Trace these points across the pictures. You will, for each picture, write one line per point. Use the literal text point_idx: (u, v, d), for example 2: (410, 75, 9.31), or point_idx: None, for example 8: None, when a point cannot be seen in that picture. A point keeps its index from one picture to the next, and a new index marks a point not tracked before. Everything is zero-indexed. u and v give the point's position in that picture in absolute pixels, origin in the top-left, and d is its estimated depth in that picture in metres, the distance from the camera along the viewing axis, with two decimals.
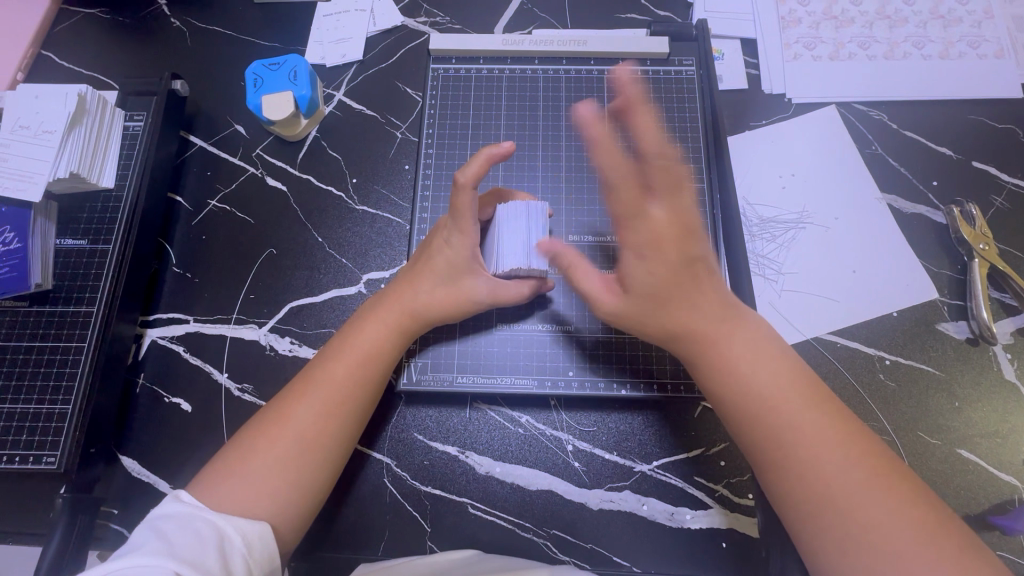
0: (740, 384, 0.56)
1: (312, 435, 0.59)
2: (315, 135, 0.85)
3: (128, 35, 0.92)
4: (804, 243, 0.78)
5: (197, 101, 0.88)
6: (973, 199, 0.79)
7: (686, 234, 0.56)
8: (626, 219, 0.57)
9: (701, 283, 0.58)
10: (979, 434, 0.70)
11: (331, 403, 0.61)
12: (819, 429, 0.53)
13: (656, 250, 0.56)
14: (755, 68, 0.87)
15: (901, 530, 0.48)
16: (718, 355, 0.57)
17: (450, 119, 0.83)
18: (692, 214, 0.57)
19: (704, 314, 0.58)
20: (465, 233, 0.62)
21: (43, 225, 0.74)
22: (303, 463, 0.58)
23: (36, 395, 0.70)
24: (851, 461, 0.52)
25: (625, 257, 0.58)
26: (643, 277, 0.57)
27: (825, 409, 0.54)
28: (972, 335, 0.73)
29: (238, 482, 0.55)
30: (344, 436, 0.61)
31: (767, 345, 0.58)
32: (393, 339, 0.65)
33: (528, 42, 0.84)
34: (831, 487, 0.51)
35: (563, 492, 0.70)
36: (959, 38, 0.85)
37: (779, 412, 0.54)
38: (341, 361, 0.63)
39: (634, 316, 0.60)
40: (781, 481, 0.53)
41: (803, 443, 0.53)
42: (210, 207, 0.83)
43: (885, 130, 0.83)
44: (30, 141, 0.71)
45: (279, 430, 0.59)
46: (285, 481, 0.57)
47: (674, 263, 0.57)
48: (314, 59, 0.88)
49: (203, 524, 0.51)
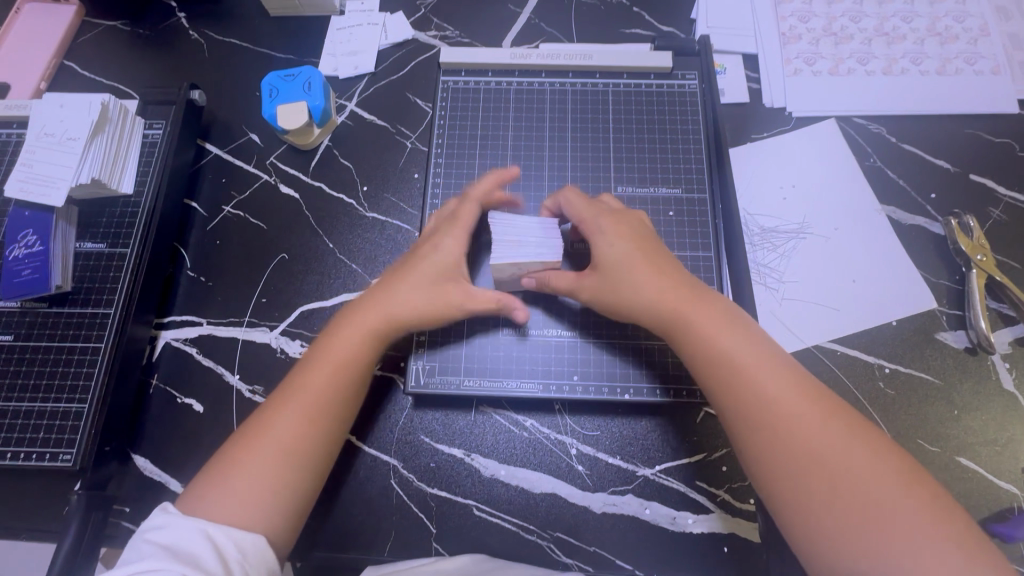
0: (719, 363, 0.58)
1: (293, 442, 0.60)
2: (327, 144, 0.88)
3: (148, 47, 0.95)
4: (805, 252, 0.80)
5: (213, 110, 0.91)
6: (971, 211, 0.80)
7: (637, 236, 0.66)
8: (591, 216, 0.67)
9: (666, 274, 0.63)
10: (978, 443, 0.71)
11: (312, 408, 0.62)
12: (797, 399, 0.55)
13: (616, 235, 0.65)
14: (756, 83, 0.89)
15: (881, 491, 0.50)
16: (699, 331, 0.59)
17: (459, 129, 0.85)
18: (643, 229, 0.68)
19: (677, 295, 0.61)
20: (453, 234, 0.69)
21: (64, 229, 0.76)
22: (282, 467, 0.59)
23: (53, 393, 0.71)
24: (829, 429, 0.53)
25: (593, 238, 0.66)
26: (611, 253, 0.64)
27: (803, 382, 0.56)
28: (971, 344, 0.74)
29: (230, 486, 0.57)
30: (329, 440, 0.62)
31: (741, 323, 0.60)
32: (370, 347, 0.66)
33: (535, 56, 0.86)
34: (809, 454, 0.52)
35: (567, 495, 0.71)
36: (956, 55, 0.87)
37: (759, 384, 0.56)
38: (318, 369, 0.64)
39: (615, 288, 0.64)
40: (760, 451, 0.54)
41: (785, 414, 0.54)
42: (225, 212, 0.85)
43: (883, 143, 0.84)
44: (55, 148, 0.73)
45: (258, 441, 0.59)
46: (267, 484, 0.58)
47: (634, 252, 0.64)
48: (327, 71, 0.91)
49: (196, 530, 0.53)
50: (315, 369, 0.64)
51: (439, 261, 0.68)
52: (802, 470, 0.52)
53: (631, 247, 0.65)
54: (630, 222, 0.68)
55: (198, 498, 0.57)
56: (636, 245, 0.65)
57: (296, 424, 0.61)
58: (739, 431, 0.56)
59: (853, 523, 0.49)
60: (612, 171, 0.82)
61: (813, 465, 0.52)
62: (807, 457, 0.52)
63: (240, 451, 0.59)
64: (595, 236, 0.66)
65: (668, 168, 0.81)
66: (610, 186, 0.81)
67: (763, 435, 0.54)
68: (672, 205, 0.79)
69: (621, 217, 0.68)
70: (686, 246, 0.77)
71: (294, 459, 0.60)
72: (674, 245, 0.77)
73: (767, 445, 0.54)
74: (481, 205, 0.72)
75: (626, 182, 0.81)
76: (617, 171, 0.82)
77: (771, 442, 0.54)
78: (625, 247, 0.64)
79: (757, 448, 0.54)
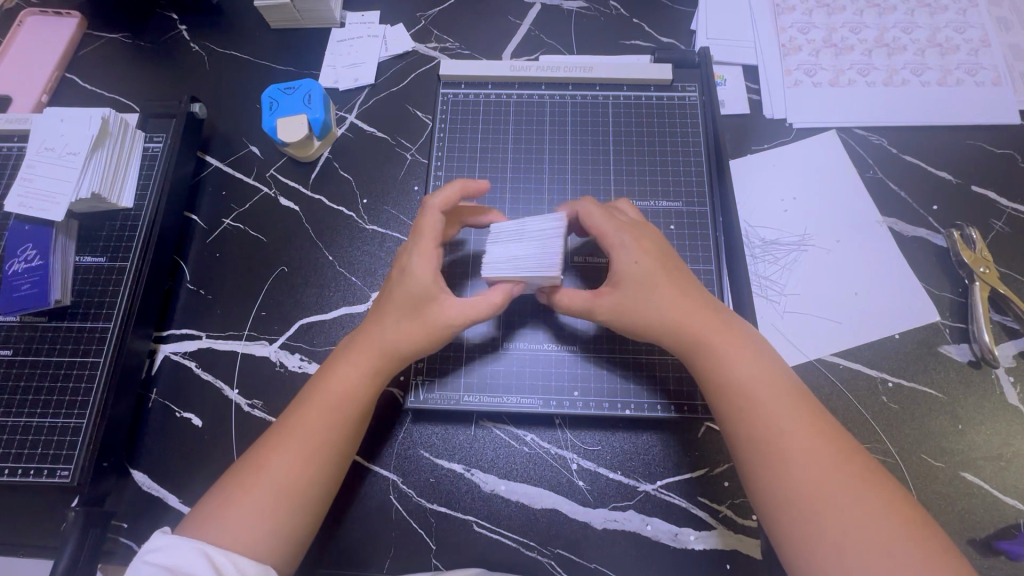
0: (731, 389, 0.58)
1: (295, 478, 0.59)
2: (327, 156, 0.88)
3: (149, 59, 0.95)
4: (806, 264, 0.79)
5: (214, 123, 0.91)
6: (973, 222, 0.80)
7: (659, 251, 0.64)
8: (613, 228, 0.65)
9: (689, 297, 0.62)
10: (982, 458, 0.70)
11: (316, 444, 0.61)
12: (807, 433, 0.54)
13: (638, 249, 0.63)
14: (756, 94, 0.89)
15: (885, 536, 0.49)
16: (715, 355, 0.59)
17: (459, 141, 0.85)
18: (663, 243, 0.66)
19: (692, 321, 0.61)
20: (423, 255, 0.65)
21: (64, 243, 0.76)
22: (281, 503, 0.58)
23: (51, 408, 0.71)
24: (837, 468, 0.53)
25: (615, 251, 0.64)
26: (633, 270, 0.62)
27: (807, 410, 0.56)
28: (974, 358, 0.74)
29: (232, 517, 0.57)
30: (332, 474, 0.62)
31: (761, 352, 0.60)
32: (372, 380, 0.65)
33: (535, 68, 0.86)
34: (813, 490, 0.52)
35: (567, 511, 0.70)
36: (956, 66, 0.87)
37: (771, 413, 0.56)
38: (322, 404, 0.63)
39: (633, 308, 0.62)
40: (766, 481, 0.54)
41: (794, 447, 0.54)
42: (225, 225, 0.85)
43: (884, 155, 0.84)
44: (55, 163, 0.73)
45: (261, 473, 0.59)
46: (265, 515, 0.57)
47: (656, 269, 0.63)
48: (327, 83, 0.91)
49: (192, 549, 0.52)
50: (323, 398, 0.63)
51: (415, 285, 0.64)
52: (805, 504, 0.52)
53: (654, 263, 0.63)
54: (650, 235, 0.66)
55: (201, 523, 0.56)
56: (659, 263, 0.63)
57: (302, 455, 0.60)
58: (747, 459, 0.56)
59: (852, 562, 0.48)
60: (612, 184, 0.81)
61: (816, 500, 0.51)
62: (811, 492, 0.52)
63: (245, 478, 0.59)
64: (617, 248, 0.63)
65: (668, 181, 0.81)
66: (610, 198, 0.81)
67: (771, 465, 0.54)
68: (672, 218, 0.79)
69: (641, 229, 0.66)
70: (686, 259, 0.77)
71: (299, 489, 0.59)
72: None
73: (773, 474, 0.54)
74: (442, 215, 0.67)
75: (626, 194, 0.81)
76: (617, 183, 0.81)
77: (777, 473, 0.54)
78: (646, 262, 0.63)
79: (763, 477, 0.54)
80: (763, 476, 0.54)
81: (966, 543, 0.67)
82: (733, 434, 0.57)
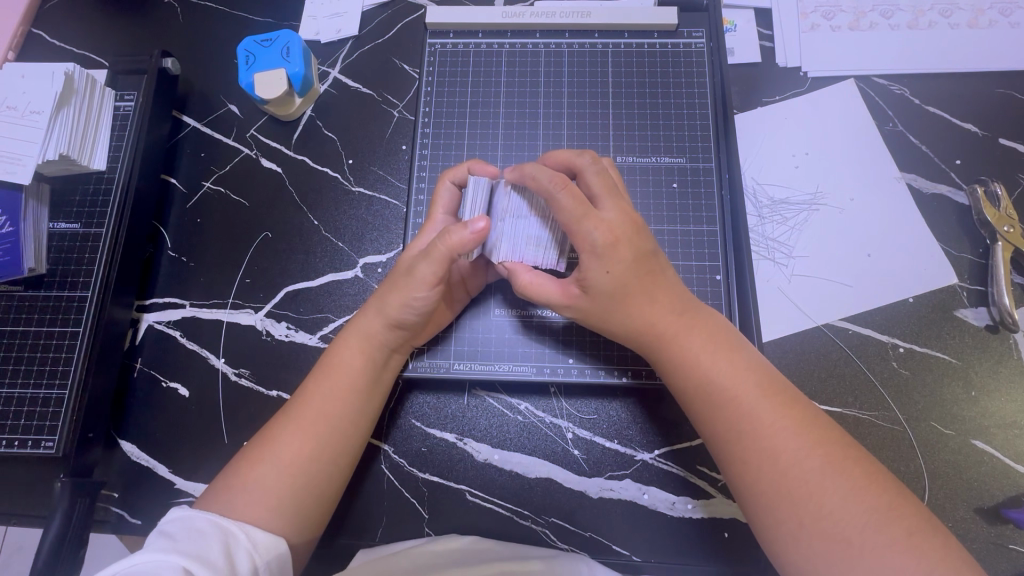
0: (704, 390, 0.55)
1: (291, 461, 0.57)
2: (310, 115, 0.83)
3: (118, 12, 0.89)
4: (818, 226, 0.75)
5: (189, 80, 0.86)
6: (999, 177, 0.75)
7: (638, 249, 0.56)
8: (582, 226, 0.54)
9: (666, 293, 0.58)
10: (995, 425, 0.67)
11: (309, 430, 0.58)
12: (783, 424, 0.52)
13: (612, 257, 0.55)
14: (769, 40, 0.82)
15: (863, 525, 0.47)
16: (689, 347, 0.57)
17: (447, 96, 0.79)
18: (645, 237, 0.57)
19: (667, 318, 0.57)
20: (429, 223, 0.65)
21: (35, 209, 0.73)
22: (281, 483, 0.56)
23: (33, 379, 0.70)
24: (812, 458, 0.50)
25: (583, 256, 0.55)
26: (604, 281, 0.56)
27: (791, 404, 0.54)
28: (992, 322, 0.70)
29: (238, 495, 0.55)
30: (337, 462, 0.59)
31: (734, 343, 0.58)
32: (366, 354, 0.62)
33: (529, 15, 0.80)
34: (794, 482, 0.50)
35: (563, 480, 0.69)
36: (989, 5, 0.80)
37: (745, 409, 0.53)
38: (317, 391, 0.60)
39: (597, 315, 0.59)
40: (749, 478, 0.52)
41: (770, 439, 0.52)
42: (205, 188, 0.81)
43: (905, 106, 0.78)
44: (18, 123, 0.69)
45: (257, 460, 0.57)
46: (266, 504, 0.55)
47: (630, 275, 0.56)
48: (308, 35, 0.85)
49: (204, 522, 0.51)
50: (314, 386, 0.61)
51: (405, 255, 0.64)
52: (776, 501, 0.50)
53: (628, 271, 0.56)
54: (629, 234, 0.56)
55: (211, 500, 0.55)
56: (633, 266, 0.56)
57: (299, 439, 0.58)
58: (720, 454, 0.55)
59: (810, 556, 0.48)
60: (612, 141, 0.76)
61: (788, 496, 0.50)
62: (790, 485, 0.50)
63: (247, 462, 0.57)
64: (588, 256, 0.55)
65: (672, 136, 0.76)
66: (610, 156, 0.76)
67: (736, 466, 0.53)
68: (675, 176, 0.74)
69: (624, 223, 0.56)
70: (689, 221, 0.73)
71: (303, 471, 0.57)
72: (676, 219, 0.73)
73: (754, 472, 0.52)
74: (455, 186, 0.66)
75: (626, 151, 0.76)
76: (617, 139, 0.76)
77: (744, 473, 0.52)
78: (619, 272, 0.56)
79: (746, 473, 0.52)
80: (747, 472, 0.52)
81: (973, 511, 0.65)
82: (713, 433, 0.55)
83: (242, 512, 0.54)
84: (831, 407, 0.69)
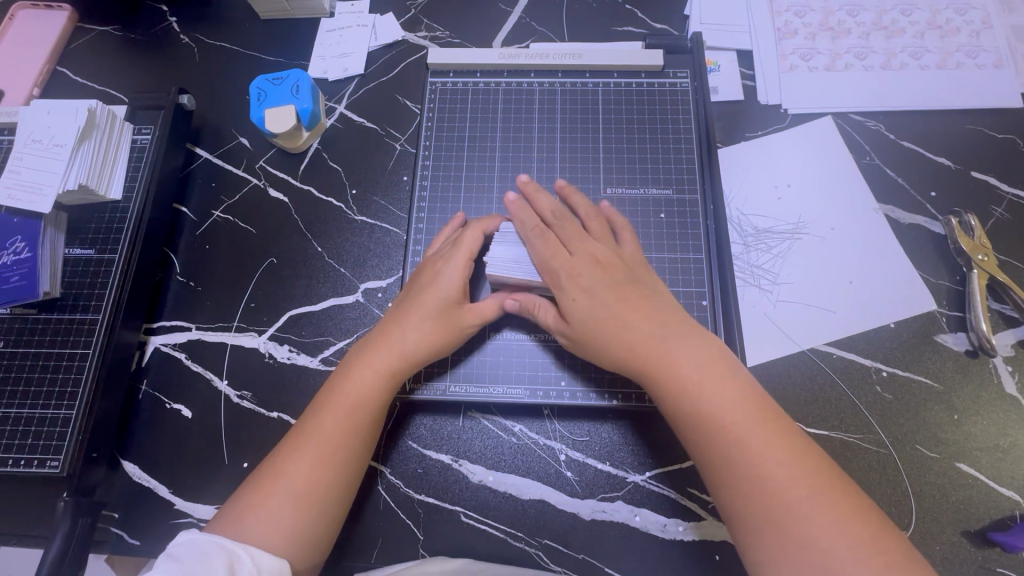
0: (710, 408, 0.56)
1: (307, 484, 0.59)
2: (317, 147, 0.87)
3: (139, 52, 0.95)
4: (801, 253, 0.78)
5: (204, 115, 0.90)
6: (972, 208, 0.78)
7: (610, 282, 0.63)
8: (552, 260, 0.64)
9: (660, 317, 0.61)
10: (979, 448, 0.69)
11: (324, 454, 0.60)
12: (781, 451, 0.54)
13: (578, 287, 0.62)
14: (750, 80, 0.87)
15: (850, 553, 0.49)
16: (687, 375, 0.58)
17: (447, 130, 0.84)
18: (621, 268, 0.65)
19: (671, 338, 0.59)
20: (455, 262, 0.67)
21: (53, 235, 0.77)
22: (299, 512, 0.58)
23: (42, 400, 0.72)
24: (806, 484, 0.52)
25: (557, 290, 0.63)
26: (581, 308, 0.62)
27: (789, 432, 0.56)
28: (971, 346, 0.72)
29: (254, 517, 0.57)
30: (344, 485, 0.61)
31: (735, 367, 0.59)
32: (380, 383, 0.63)
33: (524, 56, 0.85)
34: (786, 506, 0.52)
35: (556, 503, 0.70)
36: (957, 48, 0.85)
37: (748, 435, 0.55)
38: (329, 412, 0.62)
39: (591, 341, 0.62)
40: (743, 499, 0.53)
41: (758, 462, 0.54)
42: (214, 217, 0.85)
43: (881, 141, 0.82)
44: (42, 155, 0.73)
45: (272, 484, 0.58)
46: (277, 530, 0.56)
47: (609, 301, 0.62)
48: (316, 73, 0.90)
49: (211, 545, 0.52)
50: (330, 406, 0.62)
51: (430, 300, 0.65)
52: (767, 522, 0.52)
53: (606, 298, 0.62)
54: (600, 260, 0.64)
55: (223, 524, 0.57)
56: (611, 294, 0.62)
57: (315, 463, 0.60)
58: (711, 473, 0.56)
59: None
60: (602, 174, 0.80)
61: (783, 517, 0.51)
62: (781, 508, 0.52)
63: (262, 482, 0.59)
64: (560, 289, 0.63)
65: (659, 168, 0.80)
66: (600, 186, 0.80)
67: (737, 483, 0.54)
68: (662, 206, 0.78)
69: (594, 251, 0.65)
70: (676, 248, 0.76)
71: (315, 496, 0.59)
72: (665, 246, 0.76)
73: (748, 497, 0.53)
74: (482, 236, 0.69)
75: (616, 182, 0.80)
76: (607, 171, 0.80)
77: (742, 491, 0.53)
78: (597, 297, 0.62)
79: (734, 497, 0.54)
80: (744, 493, 0.53)
81: (959, 534, 0.66)
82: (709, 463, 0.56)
83: (255, 534, 0.56)
84: (817, 429, 0.71)
